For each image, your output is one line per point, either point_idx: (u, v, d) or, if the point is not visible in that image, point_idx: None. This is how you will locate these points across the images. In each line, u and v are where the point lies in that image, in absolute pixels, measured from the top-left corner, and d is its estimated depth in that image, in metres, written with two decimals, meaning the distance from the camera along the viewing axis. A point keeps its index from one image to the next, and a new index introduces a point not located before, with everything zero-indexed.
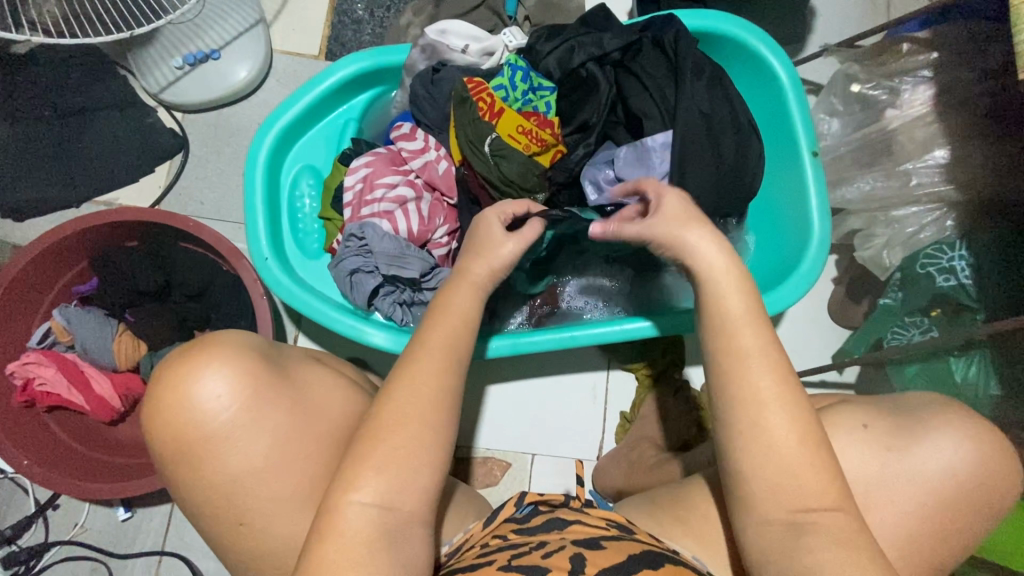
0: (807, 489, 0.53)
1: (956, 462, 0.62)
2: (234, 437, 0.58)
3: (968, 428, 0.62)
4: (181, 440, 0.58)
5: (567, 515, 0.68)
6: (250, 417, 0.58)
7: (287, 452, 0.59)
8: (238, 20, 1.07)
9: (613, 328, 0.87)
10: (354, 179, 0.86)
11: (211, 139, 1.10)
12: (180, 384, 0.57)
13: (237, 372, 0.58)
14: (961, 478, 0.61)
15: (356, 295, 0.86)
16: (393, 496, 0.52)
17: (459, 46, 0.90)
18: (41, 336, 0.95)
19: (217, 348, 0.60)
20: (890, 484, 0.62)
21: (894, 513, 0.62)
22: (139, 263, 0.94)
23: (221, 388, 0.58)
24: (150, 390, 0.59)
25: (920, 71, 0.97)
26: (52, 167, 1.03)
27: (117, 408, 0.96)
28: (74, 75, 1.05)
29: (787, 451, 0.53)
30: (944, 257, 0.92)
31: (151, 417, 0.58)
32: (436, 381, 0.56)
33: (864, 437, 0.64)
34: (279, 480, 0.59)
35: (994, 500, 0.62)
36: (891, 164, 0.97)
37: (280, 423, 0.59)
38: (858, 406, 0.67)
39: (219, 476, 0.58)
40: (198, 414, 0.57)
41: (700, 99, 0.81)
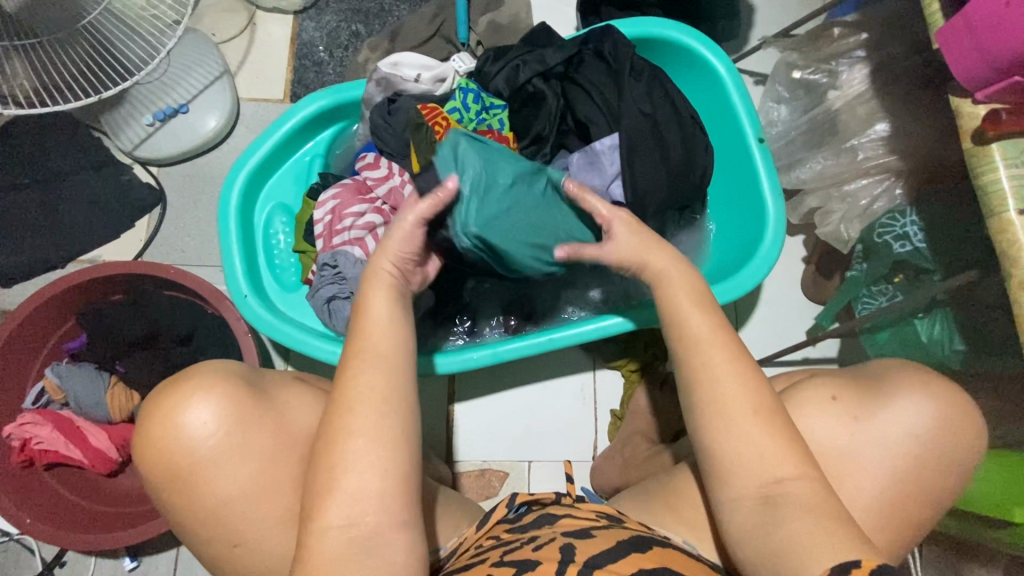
0: (777, 454, 0.56)
1: (914, 417, 0.64)
2: (218, 461, 0.61)
3: (926, 386, 0.65)
4: (170, 464, 0.61)
5: (557, 510, 0.70)
6: (236, 442, 0.61)
7: (269, 471, 0.62)
8: (204, 73, 1.12)
9: (597, 325, 0.90)
10: (324, 212, 0.90)
11: (187, 188, 1.14)
12: (167, 412, 0.61)
13: (222, 399, 0.62)
14: (928, 438, 0.64)
15: (336, 321, 0.88)
16: (363, 514, 0.53)
17: (411, 76, 0.94)
18: (36, 397, 0.97)
19: (201, 375, 0.63)
20: (856, 445, 0.65)
21: (866, 475, 0.64)
22: (127, 315, 0.98)
23: (208, 416, 0.61)
24: (142, 423, 0.63)
25: (854, 52, 1.02)
26: (36, 231, 1.06)
27: (115, 458, 0.98)
28: (50, 141, 1.09)
29: (750, 420, 0.56)
30: (897, 224, 0.95)
31: (144, 447, 0.62)
32: (383, 392, 0.57)
33: (831, 407, 0.67)
34: (265, 501, 0.61)
35: (961, 456, 0.64)
36: (838, 142, 1.01)
37: (263, 445, 0.62)
38: (826, 380, 0.70)
39: (212, 501, 0.61)
40: (184, 438, 0.61)
41: (640, 100, 0.86)
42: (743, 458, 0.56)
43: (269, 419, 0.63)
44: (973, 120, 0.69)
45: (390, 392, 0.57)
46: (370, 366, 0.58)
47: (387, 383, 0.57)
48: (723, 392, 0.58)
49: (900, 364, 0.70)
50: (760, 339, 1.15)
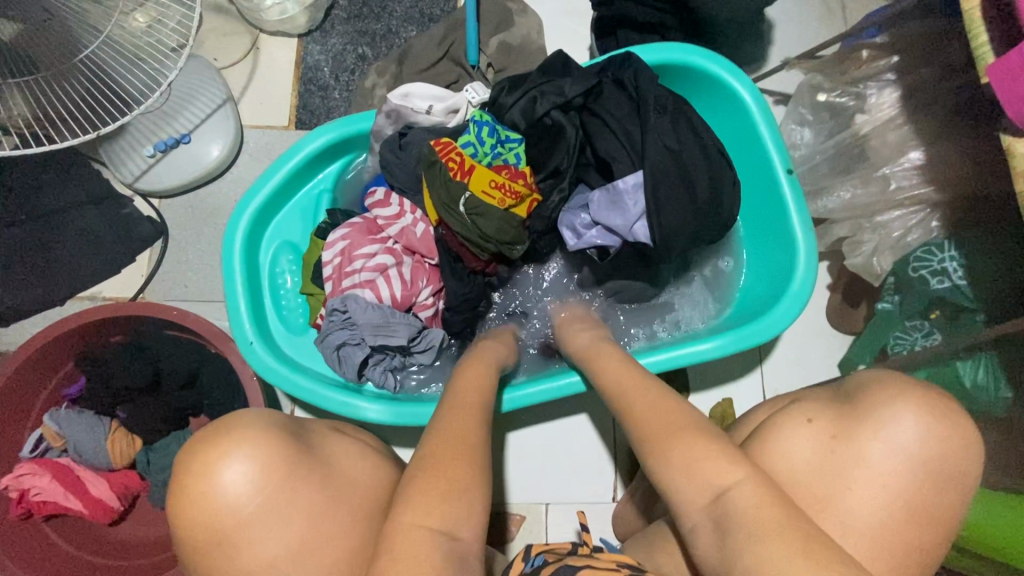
0: (719, 465, 0.55)
1: (899, 432, 0.61)
2: (266, 516, 0.57)
3: (905, 396, 0.62)
4: (216, 523, 0.56)
5: (576, 561, 0.65)
6: (284, 497, 0.57)
7: (318, 524, 0.58)
8: (207, 101, 1.09)
9: (662, 355, 0.84)
10: (332, 253, 0.85)
11: (189, 221, 1.10)
12: (208, 466, 0.56)
13: (267, 451, 0.58)
14: (920, 452, 0.60)
15: (346, 368, 0.84)
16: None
17: (422, 107, 0.90)
18: (34, 443, 0.93)
19: (246, 424, 0.60)
20: (841, 466, 0.62)
21: (854, 499, 0.60)
22: (128, 360, 0.93)
23: (252, 472, 0.57)
24: (177, 481, 0.57)
25: (884, 75, 0.97)
26: (34, 268, 1.03)
27: (116, 507, 0.94)
28: (47, 175, 1.05)
29: (690, 435, 0.58)
30: (935, 259, 0.90)
31: (182, 508, 0.57)
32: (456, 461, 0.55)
33: (804, 428, 0.66)
34: (313, 561, 0.57)
35: (963, 477, 0.60)
36: (868, 170, 0.97)
37: (310, 500, 0.59)
38: (810, 403, 0.69)
39: (257, 565, 0.56)
40: (229, 496, 0.56)
41: (666, 134, 0.82)
42: (693, 473, 0.56)
43: (317, 468, 0.61)
44: None
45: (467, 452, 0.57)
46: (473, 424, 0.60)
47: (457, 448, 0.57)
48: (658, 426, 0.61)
49: (875, 375, 0.67)
50: (783, 369, 1.11)
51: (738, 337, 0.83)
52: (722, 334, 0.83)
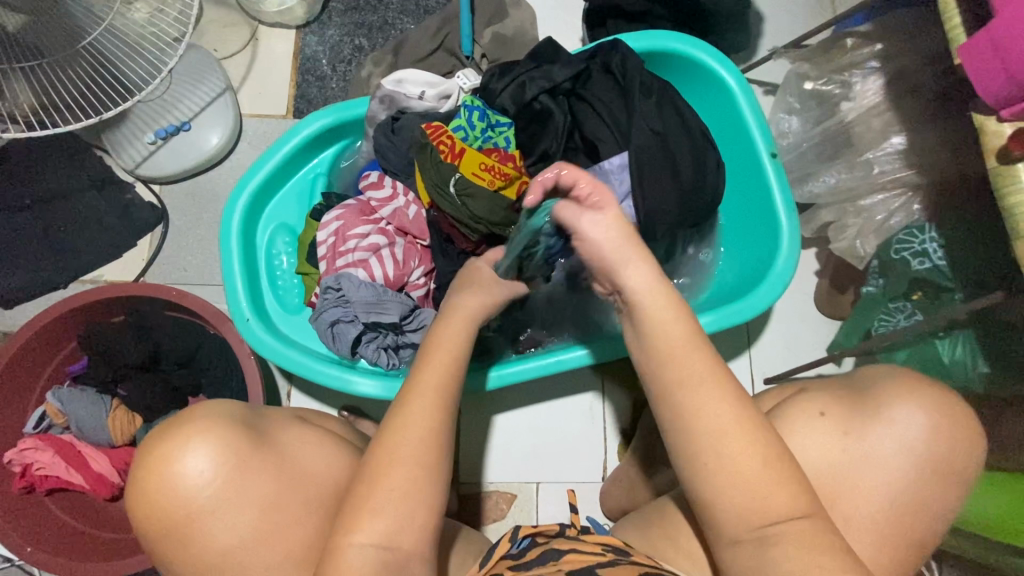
0: (771, 487, 0.53)
1: (906, 428, 0.63)
2: (217, 507, 0.59)
3: (917, 395, 0.64)
4: (168, 513, 0.59)
5: (562, 544, 0.67)
6: (236, 487, 0.59)
7: (271, 514, 0.60)
8: (206, 90, 1.11)
9: None
10: (327, 233, 0.88)
11: (189, 207, 1.13)
12: (163, 459, 0.59)
13: (220, 444, 0.60)
14: (924, 449, 0.63)
15: (340, 345, 0.86)
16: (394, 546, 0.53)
17: (415, 93, 0.92)
18: (36, 421, 0.95)
19: (199, 419, 0.62)
20: (852, 461, 0.64)
21: (860, 493, 0.64)
22: (126, 339, 0.95)
23: (205, 464, 0.59)
24: (134, 473, 0.60)
25: (867, 63, 1.00)
26: (38, 251, 1.05)
27: (116, 483, 0.96)
28: (50, 161, 1.08)
29: (736, 450, 0.54)
30: (916, 241, 0.92)
31: (137, 499, 0.59)
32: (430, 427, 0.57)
33: (818, 422, 0.66)
34: (265, 548, 0.60)
35: (963, 469, 0.63)
36: (853, 155, 0.99)
37: (265, 489, 0.61)
38: (817, 393, 0.69)
39: (210, 552, 0.59)
40: (181, 487, 0.58)
41: (650, 117, 0.84)
42: (738, 493, 0.54)
43: (272, 459, 0.62)
44: (997, 137, 0.67)
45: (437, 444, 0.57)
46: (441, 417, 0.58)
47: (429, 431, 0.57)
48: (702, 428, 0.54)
49: (888, 371, 0.69)
50: (772, 352, 1.13)
51: (722, 316, 0.85)
52: (708, 314, 0.85)
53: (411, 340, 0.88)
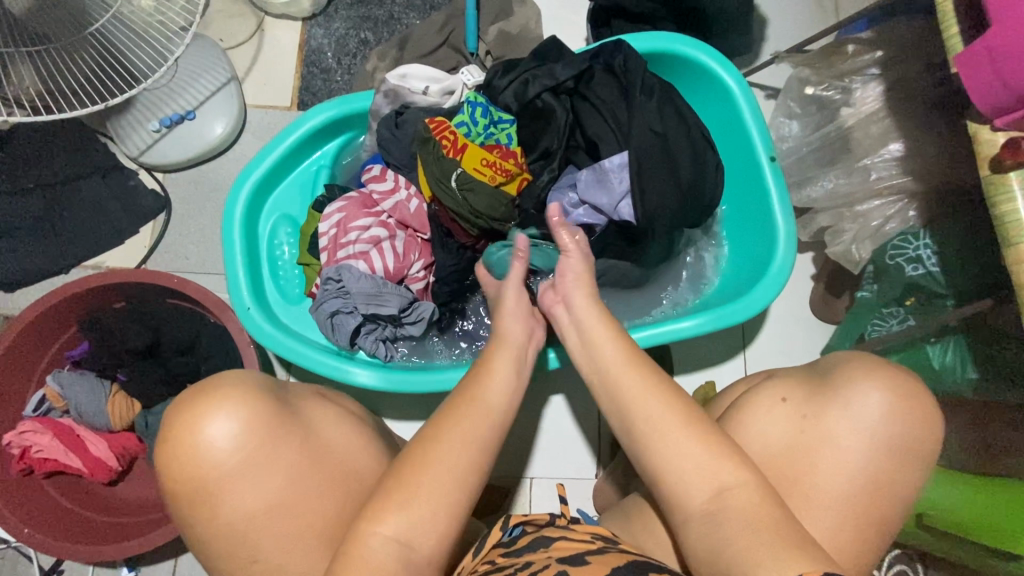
0: (716, 463, 0.60)
1: (864, 409, 0.65)
2: (241, 471, 0.61)
3: (871, 376, 0.66)
4: (198, 474, 0.61)
5: (553, 532, 0.68)
6: (264, 454, 0.62)
7: (292, 482, 0.62)
8: (211, 79, 1.12)
9: (646, 332, 0.87)
10: (328, 225, 0.89)
11: (191, 195, 1.14)
12: (196, 422, 0.61)
13: (251, 411, 0.62)
14: (880, 431, 0.64)
15: (339, 336, 0.87)
16: (417, 538, 0.56)
17: (419, 88, 0.93)
18: (36, 404, 0.97)
19: (222, 386, 0.63)
20: (808, 443, 0.66)
21: (823, 474, 0.65)
22: (126, 325, 0.97)
23: (236, 429, 0.61)
24: (166, 436, 0.62)
25: (868, 69, 1.01)
26: (41, 236, 1.06)
27: (114, 468, 0.97)
28: (54, 147, 1.08)
29: (682, 430, 0.62)
30: (910, 247, 0.93)
31: (169, 460, 0.61)
32: (465, 430, 0.61)
33: (778, 407, 0.69)
34: (289, 515, 0.61)
35: (923, 450, 0.65)
36: (851, 161, 1.00)
37: (290, 458, 0.63)
38: (781, 381, 0.72)
39: (237, 516, 0.61)
40: (212, 450, 0.61)
41: (651, 117, 0.84)
42: (711, 483, 0.60)
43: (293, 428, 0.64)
44: (991, 146, 0.67)
45: (467, 439, 0.61)
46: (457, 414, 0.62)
47: (475, 423, 0.62)
48: (653, 414, 0.63)
49: (847, 356, 0.71)
50: (763, 351, 1.14)
51: (716, 317, 0.86)
52: (701, 314, 0.87)
53: (410, 333, 0.90)
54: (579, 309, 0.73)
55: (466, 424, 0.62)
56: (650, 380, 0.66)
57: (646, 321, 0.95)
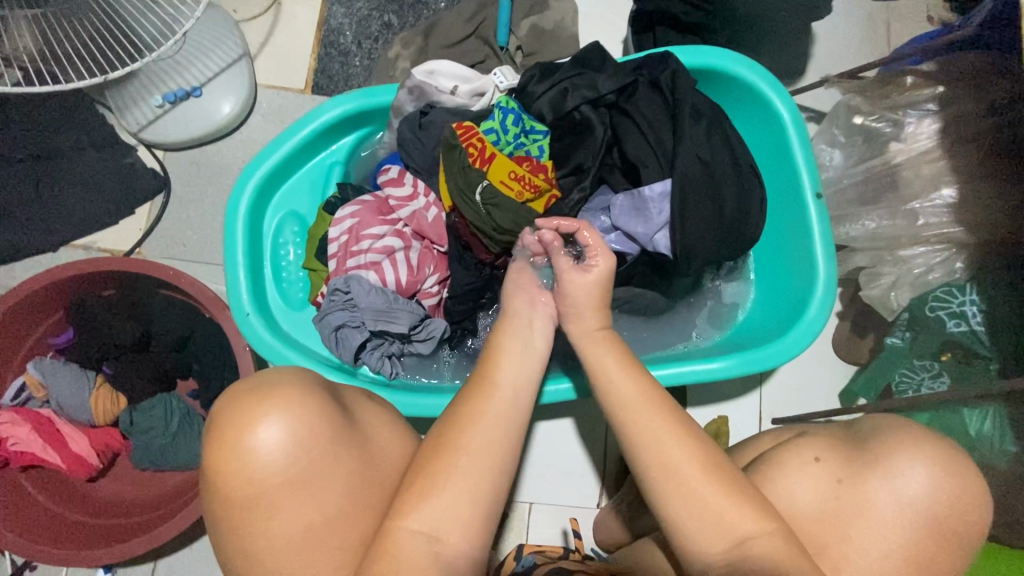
0: (738, 511, 0.55)
1: (906, 484, 0.59)
2: (294, 495, 0.51)
3: (920, 447, 0.60)
4: (253, 480, 0.50)
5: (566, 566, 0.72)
6: (328, 455, 0.52)
7: (348, 516, 0.53)
8: (222, 54, 1.04)
9: (668, 370, 0.82)
10: (339, 231, 0.82)
11: (193, 178, 1.06)
12: (252, 417, 0.51)
13: (313, 406, 0.53)
14: (922, 508, 0.58)
15: (342, 350, 0.81)
16: (444, 529, 0.51)
17: (447, 87, 0.86)
18: (15, 393, 0.90)
19: (284, 386, 0.54)
20: (843, 512, 0.60)
21: (856, 547, 0.59)
22: (115, 316, 0.91)
23: (296, 428, 0.51)
24: (214, 432, 0.51)
25: (925, 104, 0.95)
26: (30, 211, 0.99)
27: (95, 465, 0.92)
28: (50, 116, 1.01)
29: (701, 479, 0.56)
30: (955, 300, 0.90)
31: (219, 463, 0.50)
32: (486, 444, 0.56)
33: (810, 467, 0.63)
34: (351, 527, 0.53)
35: (966, 535, 0.58)
36: (896, 202, 0.94)
37: (352, 462, 0.54)
38: (816, 440, 0.66)
39: (293, 529, 0.51)
40: (270, 452, 0.50)
41: (699, 145, 0.78)
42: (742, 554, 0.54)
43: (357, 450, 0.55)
44: None
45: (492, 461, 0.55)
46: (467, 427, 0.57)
47: (497, 425, 0.58)
48: (664, 454, 0.58)
49: (890, 420, 0.65)
50: (783, 394, 1.07)
51: (744, 361, 0.81)
52: (728, 356, 0.81)
53: (418, 351, 0.84)
54: (605, 347, 0.67)
55: (483, 435, 0.56)
56: (661, 415, 0.60)
57: (667, 355, 0.89)
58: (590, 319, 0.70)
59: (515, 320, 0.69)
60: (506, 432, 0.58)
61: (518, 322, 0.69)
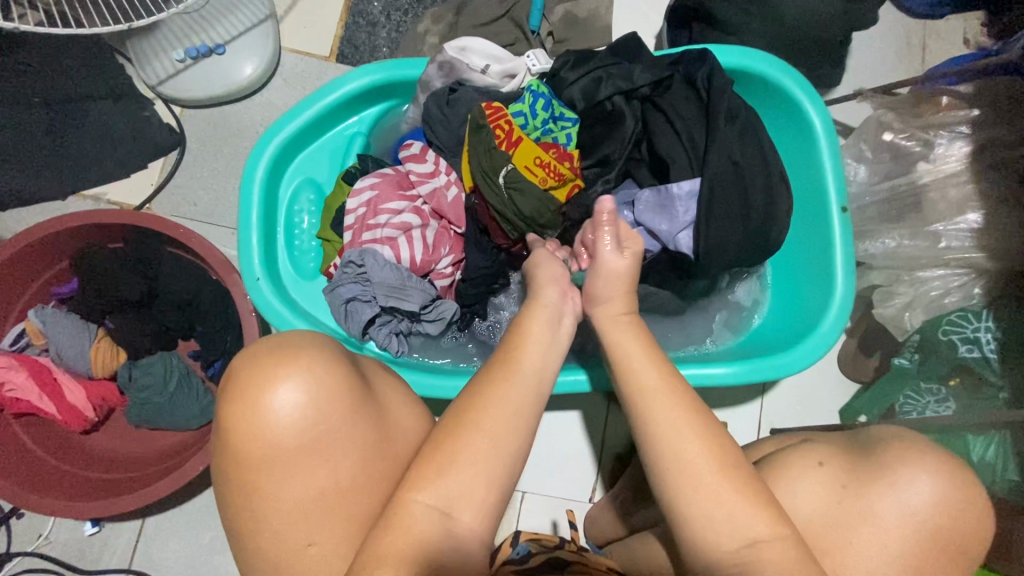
0: (750, 512, 0.54)
1: (912, 493, 0.56)
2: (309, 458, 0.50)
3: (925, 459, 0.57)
4: (269, 440, 0.49)
5: (564, 558, 0.70)
6: (345, 421, 0.51)
7: (359, 486, 0.52)
8: (248, 14, 1.01)
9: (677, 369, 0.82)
10: (357, 202, 0.81)
11: (209, 137, 1.04)
12: (270, 378, 0.50)
13: (334, 372, 0.52)
14: (926, 520, 0.55)
15: (350, 324, 0.80)
16: (455, 506, 0.51)
17: (479, 66, 0.85)
18: (13, 339, 0.90)
19: (308, 351, 0.52)
20: (845, 519, 0.57)
21: (856, 554, 0.56)
22: (121, 270, 0.89)
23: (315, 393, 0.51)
24: (233, 390, 0.50)
25: (958, 126, 0.93)
26: (41, 156, 0.97)
27: (90, 418, 0.91)
28: (68, 61, 0.99)
29: (715, 479, 0.55)
30: (968, 326, 0.88)
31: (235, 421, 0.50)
32: (504, 427, 0.54)
33: (814, 471, 0.61)
34: (364, 494, 0.52)
35: (969, 549, 0.56)
36: (920, 222, 0.93)
37: (370, 430, 0.53)
38: (816, 445, 0.64)
39: (305, 492, 0.50)
40: (287, 415, 0.49)
41: (731, 146, 0.77)
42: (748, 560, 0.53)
43: (377, 417, 0.54)
44: None
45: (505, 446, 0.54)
46: (487, 405, 0.55)
47: (518, 408, 0.56)
48: (679, 446, 0.57)
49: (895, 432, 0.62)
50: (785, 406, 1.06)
51: (754, 368, 0.80)
52: (739, 362, 0.81)
53: (426, 331, 0.83)
54: (626, 339, 0.66)
55: (503, 417, 0.55)
56: (680, 410, 0.59)
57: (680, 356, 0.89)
58: (620, 307, 0.69)
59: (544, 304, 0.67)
60: (524, 421, 0.56)
61: (547, 306, 0.67)
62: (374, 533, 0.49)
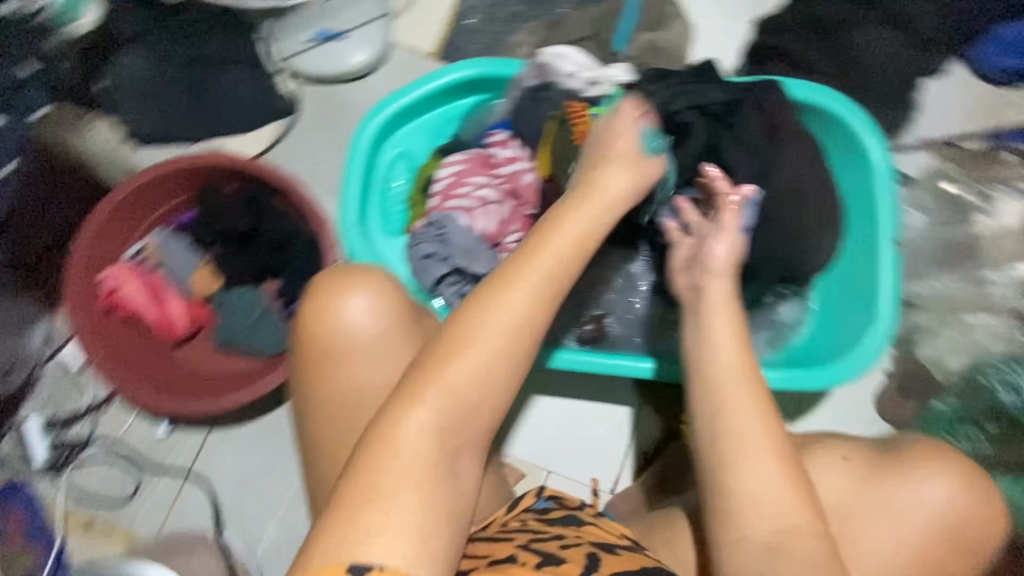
0: (795, 503, 0.59)
1: (929, 491, 0.62)
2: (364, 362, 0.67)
3: (948, 464, 0.63)
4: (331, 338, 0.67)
5: (584, 516, 0.69)
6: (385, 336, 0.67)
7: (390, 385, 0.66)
8: (369, 9, 1.17)
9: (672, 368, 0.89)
10: (447, 172, 0.93)
11: (321, 111, 1.19)
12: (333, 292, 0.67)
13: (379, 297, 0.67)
14: (940, 514, 0.62)
15: (423, 278, 0.90)
16: (457, 401, 0.57)
17: (568, 72, 0.94)
18: (136, 252, 1.05)
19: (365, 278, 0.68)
20: (863, 507, 0.63)
21: (869, 539, 0.62)
22: (234, 208, 1.03)
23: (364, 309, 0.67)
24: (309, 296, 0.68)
25: (1018, 183, 0.98)
26: (178, 105, 1.10)
27: (184, 331, 1.04)
28: (206, 24, 1.10)
29: (771, 462, 0.60)
30: (1011, 371, 0.92)
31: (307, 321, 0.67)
32: (503, 338, 0.59)
33: (839, 463, 0.66)
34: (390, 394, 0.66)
35: (975, 547, 0.62)
36: (970, 268, 0.97)
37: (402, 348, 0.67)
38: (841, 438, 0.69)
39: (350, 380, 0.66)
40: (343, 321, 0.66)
41: (795, 167, 0.86)
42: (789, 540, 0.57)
43: (416, 335, 0.68)
44: None
45: (491, 379, 0.58)
46: (493, 313, 0.59)
47: (523, 317, 0.60)
48: (743, 427, 0.62)
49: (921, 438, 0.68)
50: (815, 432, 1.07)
51: (793, 377, 0.85)
52: (779, 369, 0.86)
53: None
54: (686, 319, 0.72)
55: (488, 351, 0.58)
56: (748, 398, 0.63)
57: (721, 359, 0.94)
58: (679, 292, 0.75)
59: (580, 212, 0.66)
60: (512, 357, 0.59)
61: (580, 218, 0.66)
62: (371, 448, 0.54)
